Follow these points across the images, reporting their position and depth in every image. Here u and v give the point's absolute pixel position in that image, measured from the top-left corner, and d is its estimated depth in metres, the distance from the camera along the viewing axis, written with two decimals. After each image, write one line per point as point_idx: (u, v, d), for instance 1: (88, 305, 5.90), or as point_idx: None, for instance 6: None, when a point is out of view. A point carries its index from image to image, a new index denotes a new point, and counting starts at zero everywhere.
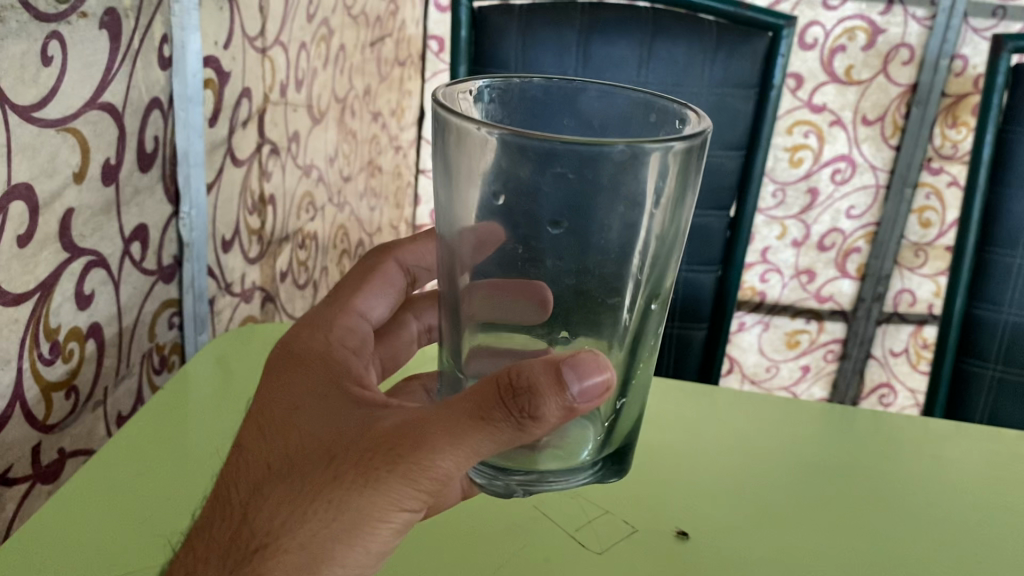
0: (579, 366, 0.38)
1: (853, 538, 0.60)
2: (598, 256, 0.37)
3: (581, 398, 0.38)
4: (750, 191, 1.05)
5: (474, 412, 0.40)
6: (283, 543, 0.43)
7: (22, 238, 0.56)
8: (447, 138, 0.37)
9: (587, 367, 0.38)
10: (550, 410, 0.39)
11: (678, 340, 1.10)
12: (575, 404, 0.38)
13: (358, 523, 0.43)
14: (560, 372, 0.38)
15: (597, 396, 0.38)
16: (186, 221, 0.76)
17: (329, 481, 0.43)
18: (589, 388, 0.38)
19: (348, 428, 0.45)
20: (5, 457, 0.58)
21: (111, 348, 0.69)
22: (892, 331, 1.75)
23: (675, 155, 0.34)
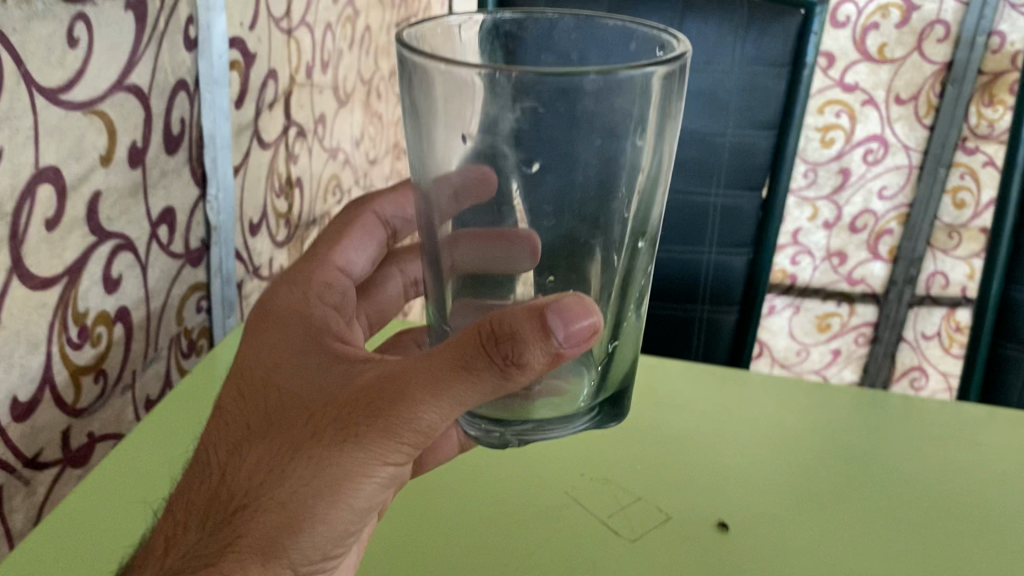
0: (564, 312, 0.38)
1: (894, 529, 0.58)
2: (586, 185, 0.39)
3: (569, 343, 0.38)
4: (782, 171, 1.02)
5: (457, 363, 0.40)
6: (263, 503, 0.43)
7: (50, 222, 0.55)
8: (416, 82, 0.36)
9: (573, 312, 0.38)
10: (534, 355, 0.39)
11: (707, 324, 1.11)
12: (562, 349, 0.38)
13: (339, 480, 0.43)
14: (546, 319, 0.38)
15: (584, 340, 0.38)
16: (213, 204, 0.76)
17: (308, 439, 0.43)
18: (575, 333, 0.38)
19: (331, 388, 0.45)
20: (35, 441, 0.58)
21: (139, 332, 0.68)
22: (924, 315, 1.72)
23: (655, 81, 0.34)
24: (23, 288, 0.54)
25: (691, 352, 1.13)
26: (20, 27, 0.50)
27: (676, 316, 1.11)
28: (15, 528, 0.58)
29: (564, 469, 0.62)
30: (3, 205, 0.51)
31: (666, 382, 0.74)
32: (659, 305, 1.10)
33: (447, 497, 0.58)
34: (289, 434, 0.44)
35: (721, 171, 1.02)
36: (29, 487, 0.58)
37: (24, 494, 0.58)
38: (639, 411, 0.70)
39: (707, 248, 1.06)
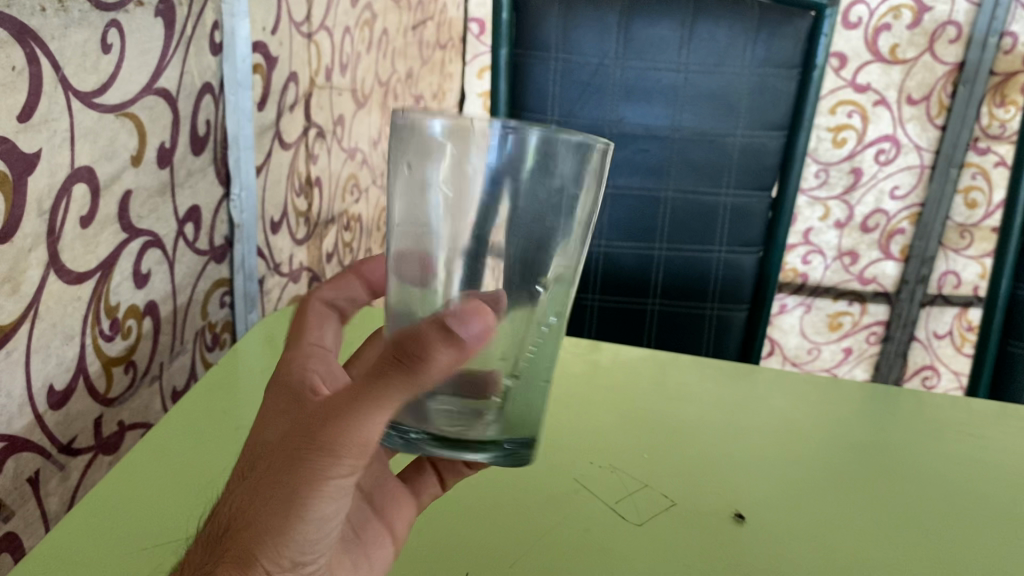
0: (456, 314, 0.37)
1: (895, 516, 0.60)
2: (508, 265, 0.40)
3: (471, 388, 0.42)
4: (792, 171, 1.04)
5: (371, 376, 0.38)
6: (239, 522, 0.40)
7: (84, 219, 0.58)
8: (398, 155, 0.40)
9: (466, 314, 0.37)
10: (437, 357, 0.37)
11: (717, 322, 1.12)
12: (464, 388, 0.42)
13: (295, 491, 0.39)
14: (441, 322, 0.37)
15: (479, 391, 0.42)
16: (236, 203, 0.78)
17: (270, 458, 0.40)
18: (476, 382, 0.42)
19: (287, 414, 0.43)
20: (69, 428, 0.61)
21: (167, 325, 0.71)
22: (936, 314, 1.73)
23: (582, 153, 0.38)
24: (58, 283, 0.57)
25: (702, 348, 1.13)
26: (57, 35, 0.52)
27: (687, 315, 1.12)
28: (51, 510, 0.61)
29: (574, 457, 0.64)
30: (42, 203, 0.54)
31: (673, 376, 0.77)
32: (669, 303, 1.11)
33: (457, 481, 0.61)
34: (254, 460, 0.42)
35: (731, 170, 1.04)
36: (64, 471, 0.61)
37: (59, 478, 0.61)
38: (647, 404, 0.72)
39: (717, 246, 1.08)
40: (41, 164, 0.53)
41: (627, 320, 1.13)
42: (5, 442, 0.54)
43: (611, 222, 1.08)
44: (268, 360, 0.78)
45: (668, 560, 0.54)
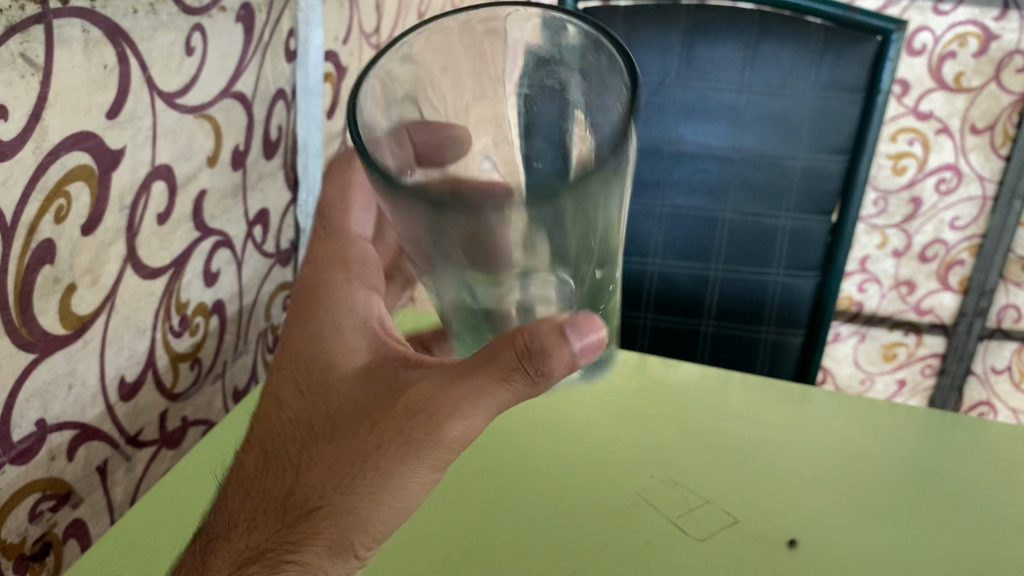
0: (575, 323, 0.38)
1: (960, 550, 0.58)
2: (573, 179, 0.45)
3: (582, 353, 0.38)
4: (853, 196, 1.02)
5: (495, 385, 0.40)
6: (332, 509, 0.42)
7: (161, 216, 0.59)
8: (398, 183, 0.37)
9: (583, 324, 0.38)
10: (558, 370, 0.38)
11: (773, 345, 1.10)
12: (578, 358, 0.39)
13: (394, 488, 0.42)
14: (563, 329, 0.38)
15: (595, 351, 0.39)
16: (303, 208, 0.80)
17: (370, 449, 0.42)
18: (587, 345, 0.38)
19: (379, 393, 0.44)
20: (136, 420, 0.62)
21: (231, 325, 0.73)
22: (994, 348, 1.68)
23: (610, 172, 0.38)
24: (134, 277, 0.58)
25: (756, 369, 1.12)
26: (146, 36, 0.54)
27: (743, 338, 1.11)
28: (115, 500, 0.62)
29: (632, 471, 0.64)
30: (123, 198, 0.55)
31: (731, 394, 0.76)
32: (724, 324, 1.11)
33: (515, 489, 0.62)
34: (343, 443, 0.43)
35: (791, 193, 1.03)
36: (129, 463, 0.63)
37: (125, 469, 0.62)
38: (702, 421, 0.72)
39: (775, 269, 1.07)
40: (125, 161, 0.54)
41: (681, 340, 1.12)
42: (78, 430, 0.56)
43: (667, 241, 1.08)
44: None
45: None
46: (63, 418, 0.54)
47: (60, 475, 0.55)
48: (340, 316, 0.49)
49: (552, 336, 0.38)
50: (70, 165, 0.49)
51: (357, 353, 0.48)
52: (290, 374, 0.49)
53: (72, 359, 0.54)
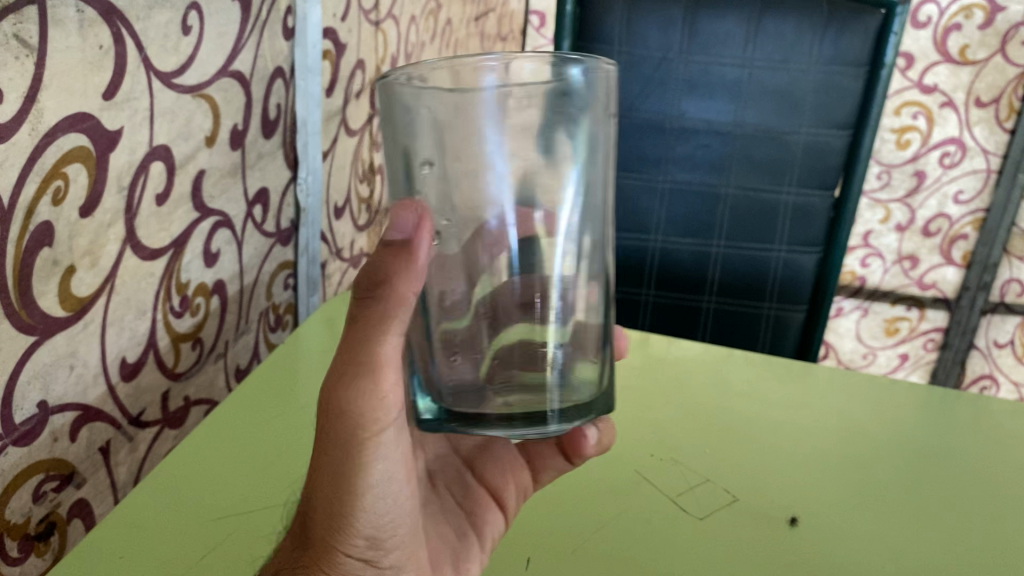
0: (394, 227, 0.40)
1: (960, 527, 0.58)
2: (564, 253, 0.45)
3: (412, 247, 0.40)
4: (855, 171, 1.01)
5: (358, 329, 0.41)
6: (312, 512, 0.44)
7: (159, 196, 0.59)
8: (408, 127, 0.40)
9: (400, 219, 0.40)
10: (397, 281, 0.40)
11: (775, 321, 1.10)
12: (413, 258, 0.40)
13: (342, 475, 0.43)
14: (389, 246, 0.40)
15: (419, 235, 0.40)
16: (303, 187, 0.80)
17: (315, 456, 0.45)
18: (404, 231, 0.40)
19: None
20: (138, 400, 0.62)
21: (233, 305, 0.73)
22: (997, 322, 1.68)
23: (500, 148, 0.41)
24: (134, 258, 0.58)
25: (757, 345, 1.13)
26: (142, 15, 0.53)
27: (744, 314, 1.11)
28: (119, 480, 0.62)
29: (633, 449, 0.65)
30: (121, 179, 0.55)
31: (731, 372, 0.76)
32: (726, 299, 1.11)
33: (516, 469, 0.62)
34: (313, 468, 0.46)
35: (794, 167, 1.03)
36: (132, 443, 0.63)
37: (128, 450, 0.62)
38: (702, 398, 0.72)
39: (777, 245, 1.06)
40: (122, 142, 0.54)
41: (683, 316, 1.12)
42: (80, 411, 0.56)
43: (669, 217, 1.08)
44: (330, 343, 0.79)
45: (731, 555, 0.54)
46: (65, 399, 0.54)
47: (63, 456, 0.55)
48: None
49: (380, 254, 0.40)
50: (67, 147, 0.49)
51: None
52: None
53: (73, 340, 0.54)
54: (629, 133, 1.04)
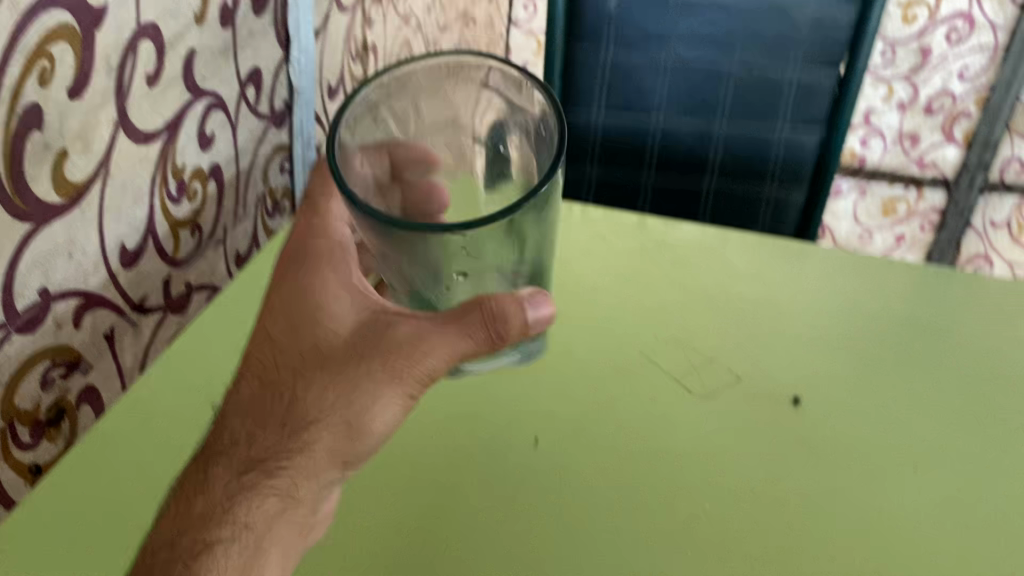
0: (536, 300, 0.47)
1: (958, 403, 0.59)
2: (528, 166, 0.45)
3: (536, 323, 0.47)
4: (862, 47, 0.96)
5: (456, 341, 0.46)
6: (325, 427, 0.47)
7: (150, 77, 0.57)
8: None
9: (541, 301, 0.47)
10: (514, 333, 0.46)
11: (774, 204, 1.08)
12: (530, 327, 0.47)
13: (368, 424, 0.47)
14: (524, 304, 0.46)
15: (545, 322, 0.47)
16: (296, 66, 0.77)
17: (354, 389, 0.47)
18: (540, 317, 0.47)
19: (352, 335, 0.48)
20: (140, 287, 0.62)
21: (229, 189, 0.71)
22: (995, 202, 1.67)
23: None
24: (128, 142, 0.56)
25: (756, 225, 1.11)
26: None
27: (744, 195, 1.10)
28: (124, 366, 0.63)
29: (637, 331, 0.65)
30: (110, 59, 0.52)
31: (736, 253, 0.76)
32: (727, 180, 1.10)
33: None
34: (323, 379, 0.47)
35: (799, 43, 0.99)
36: (136, 329, 0.63)
37: (132, 336, 0.62)
38: (706, 280, 0.72)
39: (779, 124, 1.04)
40: (109, 20, 0.52)
41: (682, 198, 1.12)
42: (82, 298, 0.56)
43: (671, 97, 1.05)
44: None
45: (733, 436, 0.55)
46: (66, 286, 0.54)
47: (68, 343, 0.55)
48: (323, 272, 0.51)
49: (514, 308, 0.46)
50: (50, 25, 0.47)
51: (345, 316, 0.49)
52: (273, 315, 0.50)
53: (71, 228, 0.53)
54: (632, 8, 1.01)
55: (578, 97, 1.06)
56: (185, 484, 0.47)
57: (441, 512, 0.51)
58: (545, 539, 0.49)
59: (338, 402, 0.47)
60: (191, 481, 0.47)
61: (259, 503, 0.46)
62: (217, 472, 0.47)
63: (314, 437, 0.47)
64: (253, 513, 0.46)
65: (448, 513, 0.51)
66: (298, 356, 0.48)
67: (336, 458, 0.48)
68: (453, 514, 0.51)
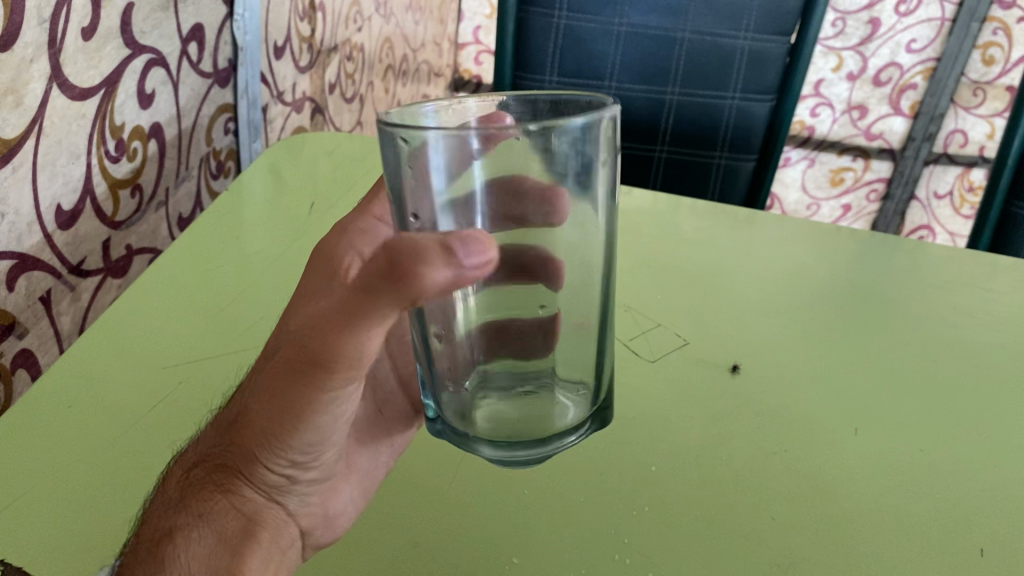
0: (465, 242, 0.32)
1: (897, 365, 0.61)
2: None
3: (460, 269, 0.32)
4: (813, 16, 0.97)
5: (354, 307, 0.35)
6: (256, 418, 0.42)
7: (86, 30, 0.55)
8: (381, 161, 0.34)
9: (472, 244, 0.32)
10: (416, 280, 0.31)
11: (725, 171, 1.10)
12: (449, 275, 0.31)
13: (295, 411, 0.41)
14: (447, 245, 0.31)
15: (474, 270, 0.32)
16: (240, 24, 0.75)
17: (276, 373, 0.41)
18: (465, 263, 0.32)
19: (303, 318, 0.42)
20: (79, 250, 0.60)
21: (172, 150, 0.70)
22: (939, 173, 1.70)
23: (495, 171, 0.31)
24: (62, 99, 0.54)
25: (707, 195, 1.13)
26: None
27: (694, 162, 1.10)
28: (63, 330, 0.61)
29: None
30: (41, 11, 0.50)
31: (686, 220, 0.76)
32: (678, 150, 1.10)
33: None
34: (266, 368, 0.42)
35: (751, 11, 0.99)
36: (74, 293, 0.61)
37: (70, 299, 0.61)
38: (656, 246, 0.72)
39: (730, 93, 1.04)
40: None
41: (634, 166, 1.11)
42: (16, 260, 0.54)
43: (623, 62, 1.04)
44: (275, 190, 0.75)
45: (679, 400, 0.56)
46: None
47: (2, 306, 0.54)
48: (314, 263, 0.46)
49: (432, 249, 0.31)
50: None
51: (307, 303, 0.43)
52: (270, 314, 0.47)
53: (3, 186, 0.51)
54: None
55: (529, 63, 1.05)
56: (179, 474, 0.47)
57: (391, 480, 0.50)
58: (495, 500, 0.49)
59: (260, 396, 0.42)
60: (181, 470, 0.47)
61: (206, 497, 0.45)
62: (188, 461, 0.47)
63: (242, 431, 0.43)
64: (199, 506, 0.45)
65: (399, 478, 0.50)
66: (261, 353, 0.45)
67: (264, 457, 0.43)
68: (404, 481, 0.50)
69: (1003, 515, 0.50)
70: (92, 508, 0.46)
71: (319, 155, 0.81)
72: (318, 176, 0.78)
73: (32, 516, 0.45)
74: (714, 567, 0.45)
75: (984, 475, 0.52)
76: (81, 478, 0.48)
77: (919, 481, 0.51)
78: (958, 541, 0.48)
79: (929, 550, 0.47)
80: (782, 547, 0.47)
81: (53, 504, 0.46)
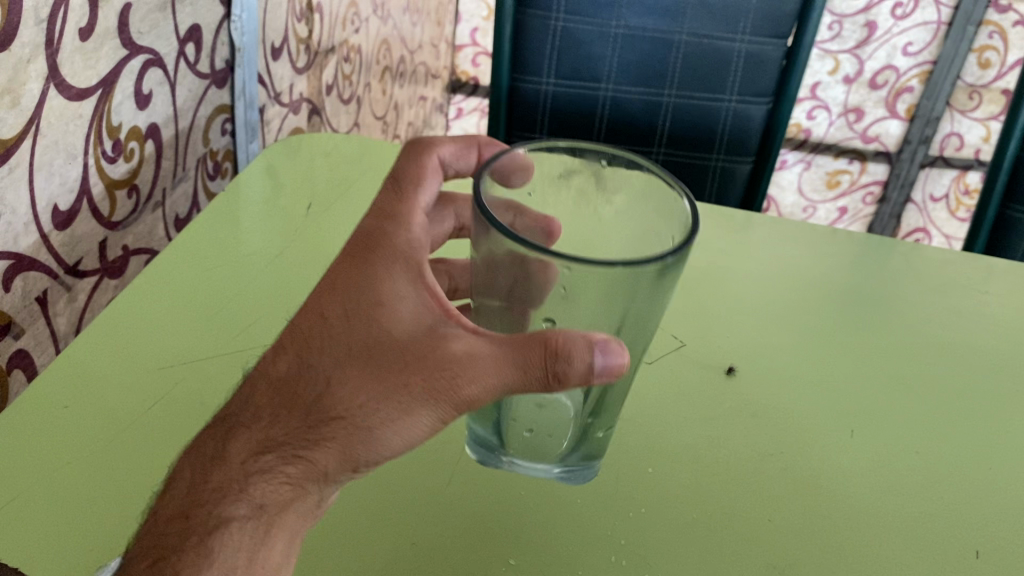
0: (608, 348, 0.39)
1: (893, 367, 0.61)
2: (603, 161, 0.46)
3: (601, 371, 0.39)
4: (810, 19, 0.98)
5: (510, 368, 0.39)
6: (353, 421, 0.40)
7: (84, 31, 0.55)
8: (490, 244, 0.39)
9: (612, 350, 0.39)
10: (573, 371, 0.39)
11: (721, 172, 1.10)
12: (593, 374, 0.39)
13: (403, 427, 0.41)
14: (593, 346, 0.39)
15: (612, 374, 0.40)
16: (237, 24, 0.75)
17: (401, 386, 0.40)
18: (608, 365, 0.39)
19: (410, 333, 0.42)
20: (75, 250, 0.60)
21: (169, 150, 0.70)
22: (935, 175, 1.71)
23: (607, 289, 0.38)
24: (59, 99, 0.54)
25: (703, 197, 1.12)
26: None
27: (690, 164, 1.10)
28: (59, 331, 0.61)
29: None
30: (38, 11, 0.50)
31: None
32: (674, 152, 1.10)
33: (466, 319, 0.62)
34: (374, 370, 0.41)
35: (748, 14, 0.99)
36: (71, 293, 0.61)
37: (67, 300, 0.61)
38: None
39: (727, 95, 1.04)
40: None
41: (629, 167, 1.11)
42: (12, 260, 0.54)
43: (620, 64, 1.04)
44: (271, 191, 0.75)
45: (675, 402, 0.56)
46: None
47: None
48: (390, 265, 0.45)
49: (583, 350, 0.38)
50: None
51: (406, 316, 0.43)
52: (330, 297, 0.44)
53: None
54: None
55: (526, 65, 1.05)
56: (197, 461, 0.43)
57: (387, 481, 0.50)
58: (491, 502, 0.49)
59: (366, 402, 0.40)
60: (205, 456, 0.43)
61: (269, 489, 0.42)
62: (231, 447, 0.43)
63: (332, 432, 0.41)
64: (261, 498, 0.42)
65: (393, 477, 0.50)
66: (339, 342, 0.42)
67: (350, 464, 0.42)
68: (398, 483, 0.50)
69: (997, 518, 0.50)
70: (88, 509, 0.46)
71: (316, 156, 0.81)
72: (313, 177, 0.78)
73: (27, 517, 0.45)
74: (709, 569, 0.45)
75: (979, 478, 0.52)
76: (76, 479, 0.48)
77: (914, 484, 0.51)
78: (952, 544, 0.48)
79: (923, 553, 0.47)
80: (778, 548, 0.47)
81: (48, 505, 0.46)
